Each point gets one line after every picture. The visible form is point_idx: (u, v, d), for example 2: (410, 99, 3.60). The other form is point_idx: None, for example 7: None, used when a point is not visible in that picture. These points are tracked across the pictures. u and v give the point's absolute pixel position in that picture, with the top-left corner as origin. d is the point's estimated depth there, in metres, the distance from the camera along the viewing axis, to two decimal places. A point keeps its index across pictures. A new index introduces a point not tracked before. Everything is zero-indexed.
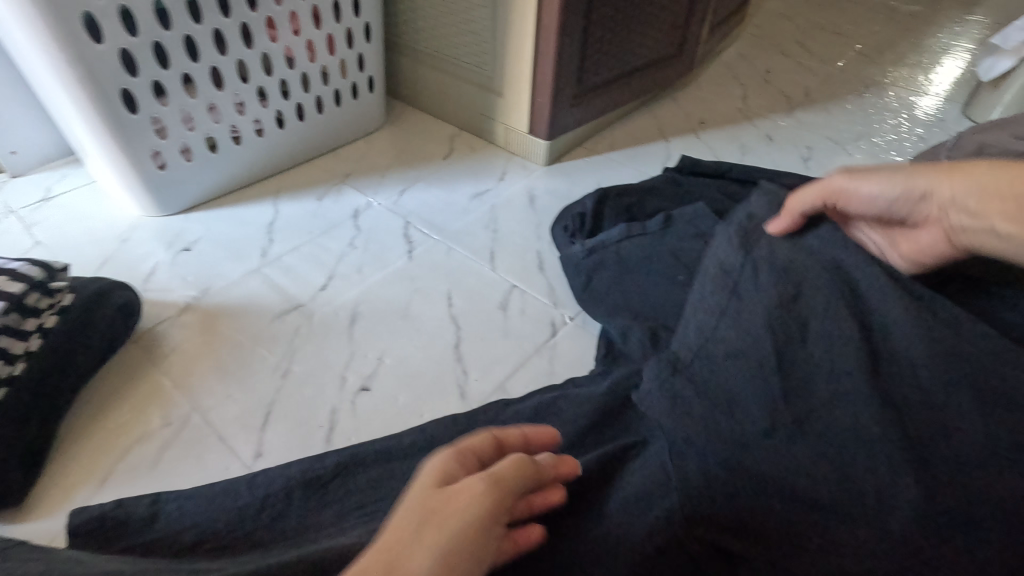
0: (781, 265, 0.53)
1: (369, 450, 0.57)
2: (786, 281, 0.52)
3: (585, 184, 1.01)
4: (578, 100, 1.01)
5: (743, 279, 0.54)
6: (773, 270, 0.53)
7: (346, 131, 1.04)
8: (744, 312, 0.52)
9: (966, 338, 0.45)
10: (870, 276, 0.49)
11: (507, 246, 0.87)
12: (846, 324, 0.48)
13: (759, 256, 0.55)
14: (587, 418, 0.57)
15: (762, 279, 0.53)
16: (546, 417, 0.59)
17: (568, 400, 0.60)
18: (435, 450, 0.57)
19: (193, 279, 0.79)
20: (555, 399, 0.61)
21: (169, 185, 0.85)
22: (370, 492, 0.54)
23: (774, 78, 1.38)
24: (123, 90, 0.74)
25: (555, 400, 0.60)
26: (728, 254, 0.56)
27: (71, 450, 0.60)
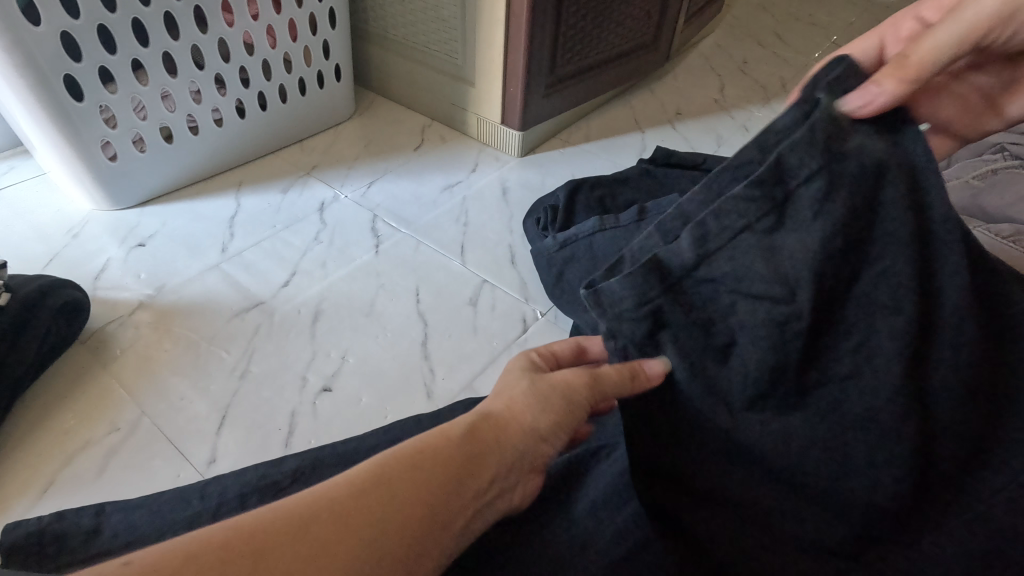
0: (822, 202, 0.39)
1: (328, 454, 0.54)
2: (849, 227, 0.38)
3: (559, 176, 0.99)
4: (551, 90, 0.99)
5: (798, 199, 0.39)
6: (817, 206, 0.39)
7: (312, 121, 1.00)
8: (780, 253, 0.39)
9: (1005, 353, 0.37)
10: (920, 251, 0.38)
11: (477, 240, 0.85)
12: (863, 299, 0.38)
13: (801, 174, 0.39)
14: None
15: (823, 212, 0.38)
16: None
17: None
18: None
19: (148, 276, 0.75)
20: None
21: (121, 178, 0.81)
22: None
23: (750, 69, 1.37)
24: (67, 76, 0.70)
25: None
26: (803, 157, 0.39)
27: (9, 460, 0.56)
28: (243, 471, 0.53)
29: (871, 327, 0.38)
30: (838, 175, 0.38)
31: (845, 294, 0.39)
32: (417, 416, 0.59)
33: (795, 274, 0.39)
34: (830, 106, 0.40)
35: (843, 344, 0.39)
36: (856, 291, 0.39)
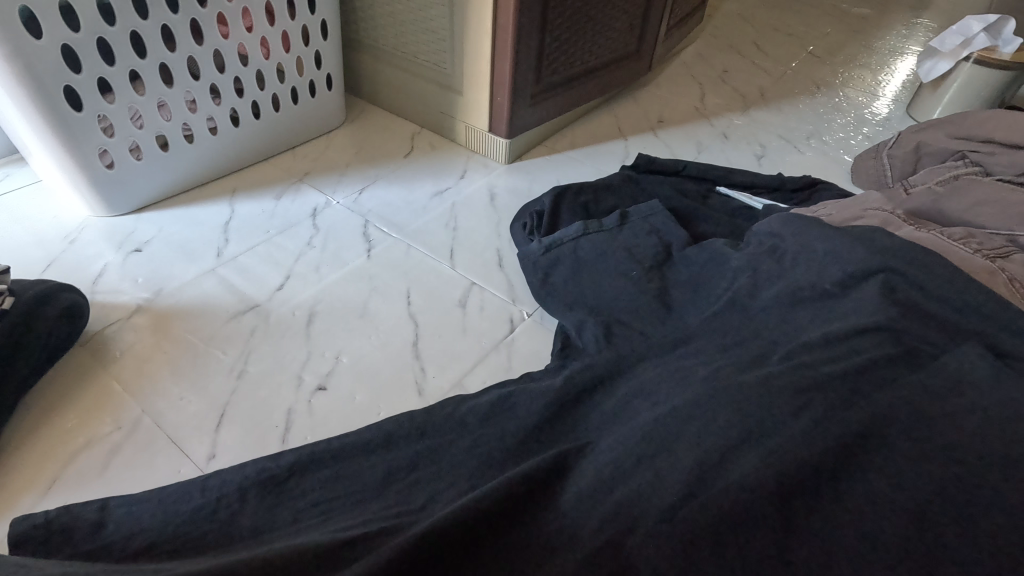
0: (853, 380, 0.47)
1: (325, 448, 0.57)
2: (884, 403, 0.45)
3: (545, 182, 1.02)
4: (537, 99, 1.02)
5: (850, 387, 0.46)
6: (860, 394, 0.46)
7: (305, 129, 1.03)
8: (836, 410, 0.45)
9: (960, 423, 0.42)
10: (917, 379, 0.46)
11: (466, 243, 0.88)
12: (850, 401, 0.46)
13: (873, 390, 0.46)
14: (542, 410, 0.59)
15: (860, 395, 0.46)
16: (502, 412, 0.60)
17: (522, 393, 0.61)
18: (391, 446, 0.58)
19: (145, 280, 0.77)
20: (511, 393, 0.61)
21: (117, 184, 0.83)
22: (325, 490, 0.54)
23: (730, 78, 1.42)
24: (67, 87, 0.72)
25: (511, 394, 0.61)
26: (864, 386, 0.46)
27: (13, 458, 0.58)
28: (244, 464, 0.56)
29: (868, 420, 0.44)
30: (884, 380, 0.46)
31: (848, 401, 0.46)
32: (413, 411, 0.62)
33: (832, 407, 0.45)
34: (922, 376, 0.46)
35: (835, 413, 0.45)
36: (859, 397, 0.45)
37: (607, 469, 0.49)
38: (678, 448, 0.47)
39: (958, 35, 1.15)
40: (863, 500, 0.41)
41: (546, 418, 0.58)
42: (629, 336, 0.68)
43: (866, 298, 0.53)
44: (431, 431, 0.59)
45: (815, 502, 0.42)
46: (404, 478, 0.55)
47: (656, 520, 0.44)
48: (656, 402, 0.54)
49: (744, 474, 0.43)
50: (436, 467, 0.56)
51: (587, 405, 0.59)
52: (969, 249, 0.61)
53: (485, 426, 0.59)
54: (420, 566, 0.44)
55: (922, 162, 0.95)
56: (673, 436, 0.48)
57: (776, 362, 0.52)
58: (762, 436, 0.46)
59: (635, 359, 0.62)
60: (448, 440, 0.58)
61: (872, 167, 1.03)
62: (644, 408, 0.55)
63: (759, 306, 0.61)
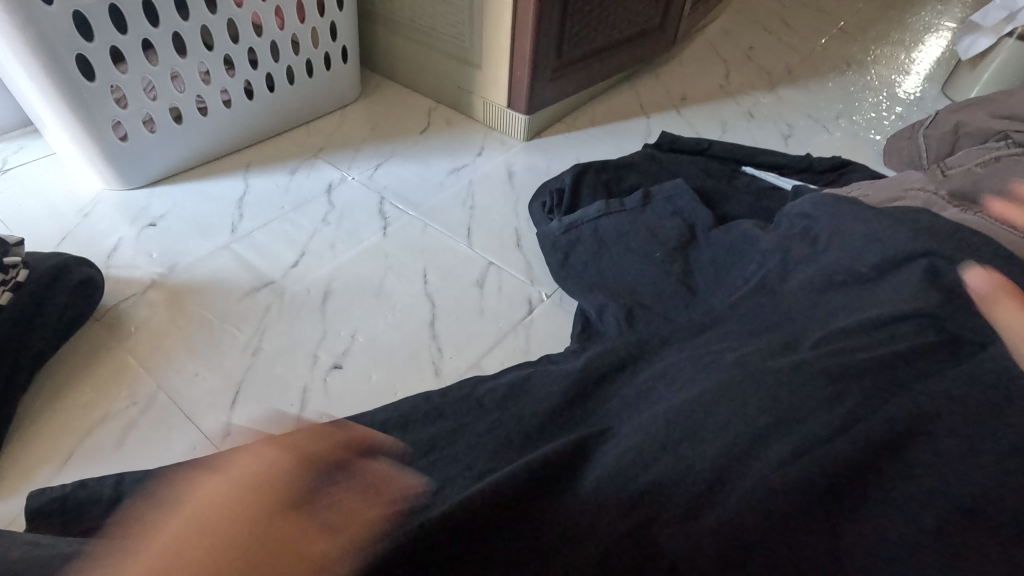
0: (893, 370, 0.44)
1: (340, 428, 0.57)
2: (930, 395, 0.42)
3: (564, 160, 1.00)
4: (557, 74, 0.99)
5: (888, 377, 0.44)
6: (901, 384, 0.44)
7: (319, 103, 1.01)
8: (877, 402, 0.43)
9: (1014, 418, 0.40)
10: (965, 370, 0.43)
11: (483, 222, 0.86)
12: (890, 391, 0.43)
13: (916, 381, 0.43)
14: (560, 394, 0.57)
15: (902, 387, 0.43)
16: (519, 394, 0.60)
17: (540, 378, 0.61)
18: (409, 428, 0.59)
19: (159, 255, 0.77)
20: (528, 376, 0.62)
21: (131, 157, 0.82)
22: (340, 469, 0.53)
23: (757, 54, 1.37)
24: (79, 56, 0.71)
25: (528, 377, 0.61)
26: (906, 377, 0.44)
27: (30, 432, 0.58)
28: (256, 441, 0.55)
29: (913, 413, 0.42)
30: (926, 370, 0.44)
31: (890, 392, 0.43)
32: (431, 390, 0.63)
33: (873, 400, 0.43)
34: (969, 367, 0.43)
35: (874, 405, 0.43)
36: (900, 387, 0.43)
37: (629, 455, 0.47)
38: (705, 436, 0.45)
39: (1002, 9, 1.09)
40: (907, 496, 0.39)
41: (564, 401, 0.57)
42: (652, 321, 0.66)
43: (908, 284, 0.50)
44: (449, 414, 0.60)
45: (849, 498, 0.40)
46: (420, 459, 0.54)
47: (681, 508, 0.42)
48: (680, 386, 0.52)
49: (777, 464, 0.42)
50: (451, 449, 0.55)
51: (608, 389, 0.58)
52: (1016, 233, 0.58)
53: (502, 410, 0.58)
54: (441, 550, 0.42)
55: (960, 143, 0.91)
56: (699, 424, 0.46)
57: (809, 348, 0.50)
58: (794, 426, 0.44)
59: (659, 344, 0.61)
60: (464, 423, 0.58)
61: (906, 148, 0.99)
62: (667, 391, 0.53)
63: (791, 291, 0.58)
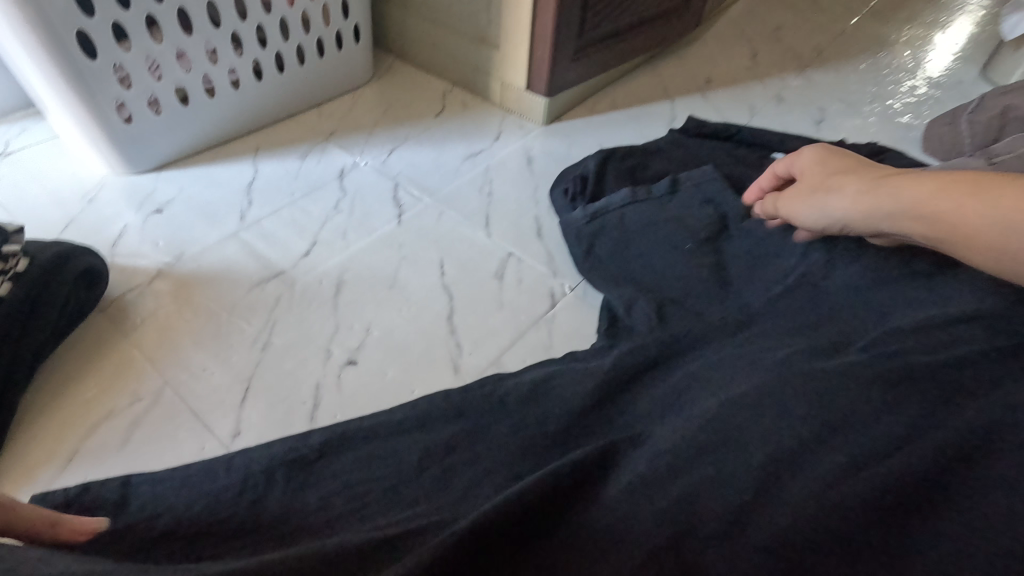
0: (961, 378, 0.40)
1: (352, 426, 0.54)
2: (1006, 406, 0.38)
3: (585, 145, 0.95)
4: (579, 55, 0.95)
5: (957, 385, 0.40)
6: (971, 394, 0.39)
7: (330, 85, 0.97)
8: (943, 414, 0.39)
9: None
10: None
11: (502, 210, 0.82)
12: (959, 401, 0.39)
13: (987, 390, 0.39)
14: (587, 394, 0.54)
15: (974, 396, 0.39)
16: (543, 395, 0.55)
17: (565, 375, 0.56)
18: (425, 429, 0.54)
19: (165, 243, 0.73)
20: (552, 375, 0.57)
21: (136, 141, 0.79)
22: (357, 471, 0.51)
23: (785, 35, 1.31)
24: (80, 33, 0.67)
25: (552, 375, 0.57)
26: (977, 384, 0.40)
27: (31, 429, 0.55)
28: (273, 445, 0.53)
29: (988, 426, 0.38)
30: (1000, 376, 0.40)
31: (956, 401, 0.40)
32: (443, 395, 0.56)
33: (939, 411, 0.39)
34: None
35: (942, 415, 0.39)
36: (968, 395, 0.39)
37: (661, 461, 0.44)
38: (747, 445, 0.42)
39: None
40: (972, 519, 0.36)
41: (593, 401, 0.53)
42: (684, 317, 0.62)
43: (972, 282, 0.46)
44: (469, 410, 0.55)
45: (906, 520, 0.37)
46: (440, 461, 0.51)
47: (723, 520, 0.40)
48: (719, 388, 0.49)
49: (828, 474, 0.39)
50: (472, 450, 0.52)
51: (639, 389, 0.54)
52: None
53: (525, 410, 0.54)
54: (467, 565, 0.40)
55: (1008, 129, 0.85)
56: (744, 432, 0.43)
57: (860, 349, 0.46)
58: (842, 433, 0.40)
59: (693, 342, 0.57)
60: (485, 424, 0.54)
61: (947, 134, 0.94)
62: (704, 392, 0.50)
63: (838, 286, 0.54)
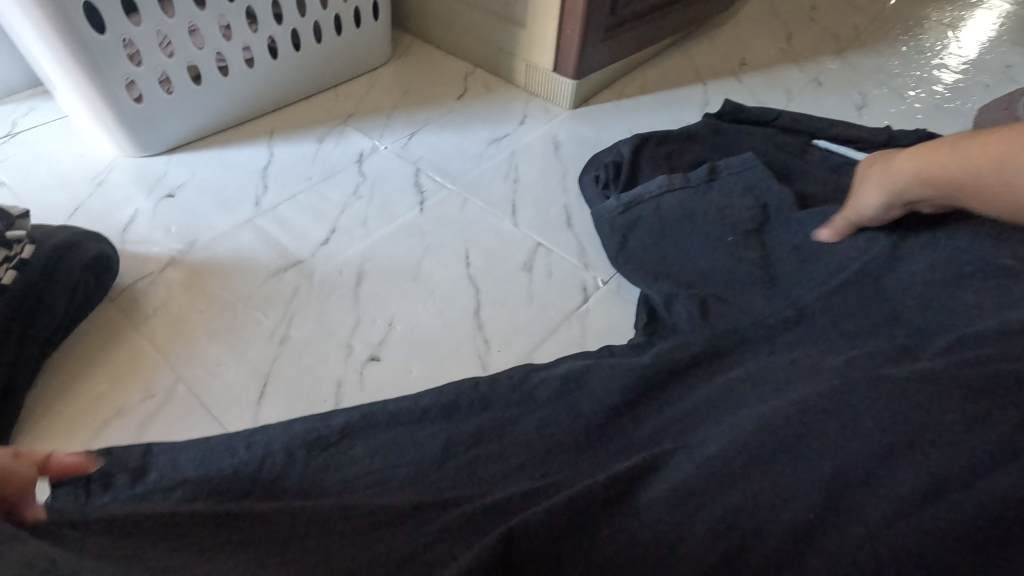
0: None
1: (373, 413, 0.50)
2: None
3: (615, 130, 0.91)
4: (609, 34, 0.90)
5: None
6: None
7: (348, 65, 0.93)
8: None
9: None
10: None
11: (529, 198, 0.78)
12: None
13: None
14: (623, 390, 0.50)
15: None
16: (576, 388, 0.51)
17: (600, 369, 0.52)
18: (452, 417, 0.50)
19: (178, 230, 0.70)
20: (587, 365, 0.53)
21: (147, 121, 0.75)
22: (376, 458, 0.47)
23: (820, 16, 1.25)
24: (87, 5, 0.63)
25: (588, 366, 0.53)
26: None
27: (38, 426, 0.53)
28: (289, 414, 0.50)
29: None
30: None
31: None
32: (466, 385, 0.52)
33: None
34: None
35: None
36: None
37: (712, 464, 0.40)
38: (808, 455, 0.38)
39: None
40: None
41: (632, 400, 0.49)
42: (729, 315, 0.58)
43: None
44: (495, 402, 0.51)
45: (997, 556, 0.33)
46: (465, 453, 0.47)
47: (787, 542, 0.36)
48: (776, 394, 0.45)
49: (904, 492, 0.35)
50: (500, 444, 0.48)
51: (680, 387, 0.50)
52: None
53: (556, 404, 0.50)
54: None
55: None
56: (810, 439, 0.39)
57: (938, 356, 0.42)
58: (923, 451, 0.36)
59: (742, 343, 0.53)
60: (515, 414, 0.50)
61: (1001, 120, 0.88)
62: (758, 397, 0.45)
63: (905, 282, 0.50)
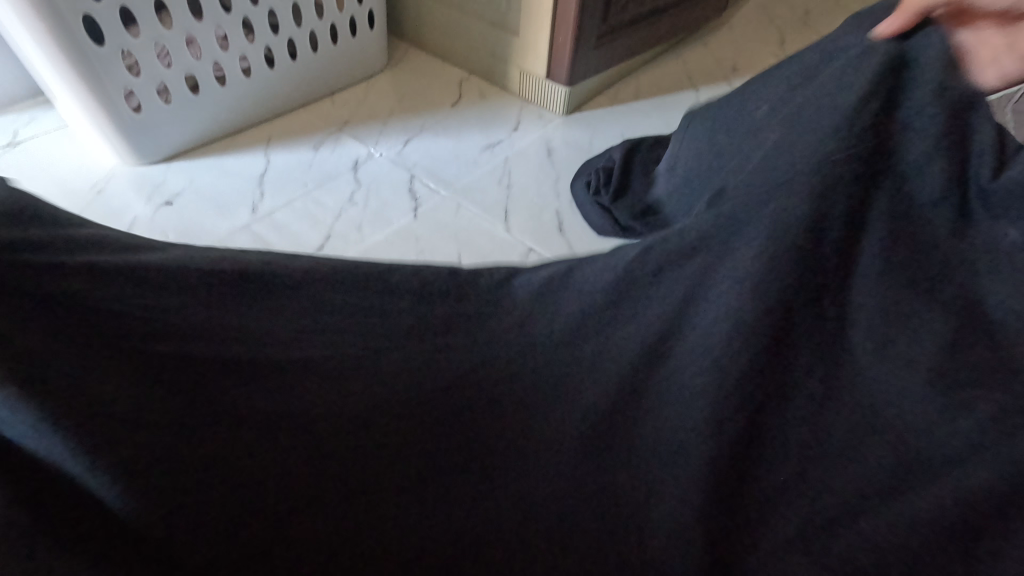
0: None
1: (328, 320, 0.46)
2: None
3: (608, 136, 0.92)
4: (602, 41, 0.91)
5: None
6: None
7: (344, 73, 0.94)
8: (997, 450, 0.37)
9: None
10: None
11: (522, 203, 0.79)
12: None
13: None
14: (597, 296, 0.47)
15: None
16: (557, 290, 0.49)
17: (583, 271, 0.50)
18: (425, 300, 0.49)
19: (176, 236, 0.71)
20: (572, 269, 0.50)
21: (145, 130, 0.76)
22: (326, 336, 0.45)
23: (814, 21, 1.26)
24: (87, 18, 0.65)
25: (573, 270, 0.50)
26: None
27: None
28: (225, 276, 0.45)
29: None
30: None
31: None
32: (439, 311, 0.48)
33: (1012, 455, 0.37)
34: None
35: None
36: None
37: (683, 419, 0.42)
38: (789, 433, 0.41)
39: None
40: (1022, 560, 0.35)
41: (614, 300, 0.46)
42: None
43: None
44: (470, 297, 0.50)
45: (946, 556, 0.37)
46: (433, 338, 0.47)
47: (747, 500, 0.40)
48: (750, 287, 0.42)
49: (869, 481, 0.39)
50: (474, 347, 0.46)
51: (660, 287, 0.46)
52: None
53: (534, 313, 0.48)
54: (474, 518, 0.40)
55: None
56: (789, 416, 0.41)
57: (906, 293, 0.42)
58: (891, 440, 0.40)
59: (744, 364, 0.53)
60: (482, 317, 0.48)
61: None
62: (732, 278, 0.43)
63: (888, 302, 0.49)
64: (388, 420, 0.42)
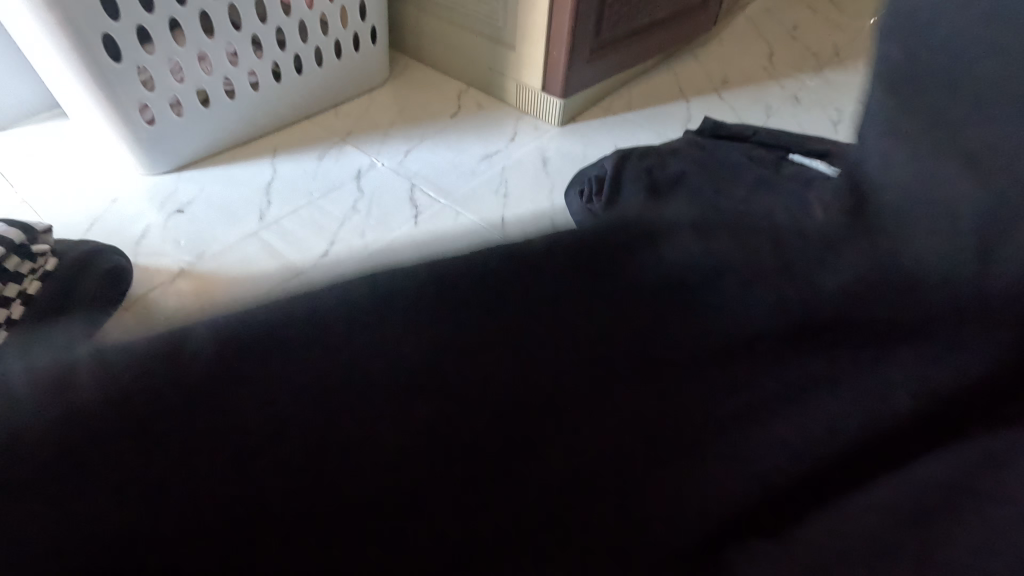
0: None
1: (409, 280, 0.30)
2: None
3: (601, 146, 0.95)
4: (595, 55, 0.95)
5: None
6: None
7: (347, 86, 0.98)
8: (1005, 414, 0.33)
9: None
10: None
11: (518, 212, 0.82)
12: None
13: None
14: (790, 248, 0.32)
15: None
16: (714, 234, 0.33)
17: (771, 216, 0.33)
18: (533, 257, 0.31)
19: (187, 243, 0.75)
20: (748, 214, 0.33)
21: (158, 142, 0.80)
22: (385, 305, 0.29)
23: (802, 35, 1.30)
24: (106, 36, 0.68)
25: (747, 215, 0.33)
26: None
27: None
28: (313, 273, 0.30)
29: None
30: None
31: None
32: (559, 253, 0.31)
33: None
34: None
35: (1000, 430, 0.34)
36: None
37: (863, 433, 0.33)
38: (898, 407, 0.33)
39: None
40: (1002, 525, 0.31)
41: (813, 263, 0.32)
42: None
43: None
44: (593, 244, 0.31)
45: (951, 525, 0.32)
46: (544, 298, 0.30)
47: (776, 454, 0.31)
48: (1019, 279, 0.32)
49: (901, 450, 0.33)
50: (616, 324, 0.31)
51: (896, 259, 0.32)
52: None
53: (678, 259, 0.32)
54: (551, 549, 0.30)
55: None
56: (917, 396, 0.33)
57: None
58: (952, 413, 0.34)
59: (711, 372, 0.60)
60: (599, 270, 0.31)
61: None
62: (1014, 264, 0.32)
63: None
64: (448, 453, 0.29)
